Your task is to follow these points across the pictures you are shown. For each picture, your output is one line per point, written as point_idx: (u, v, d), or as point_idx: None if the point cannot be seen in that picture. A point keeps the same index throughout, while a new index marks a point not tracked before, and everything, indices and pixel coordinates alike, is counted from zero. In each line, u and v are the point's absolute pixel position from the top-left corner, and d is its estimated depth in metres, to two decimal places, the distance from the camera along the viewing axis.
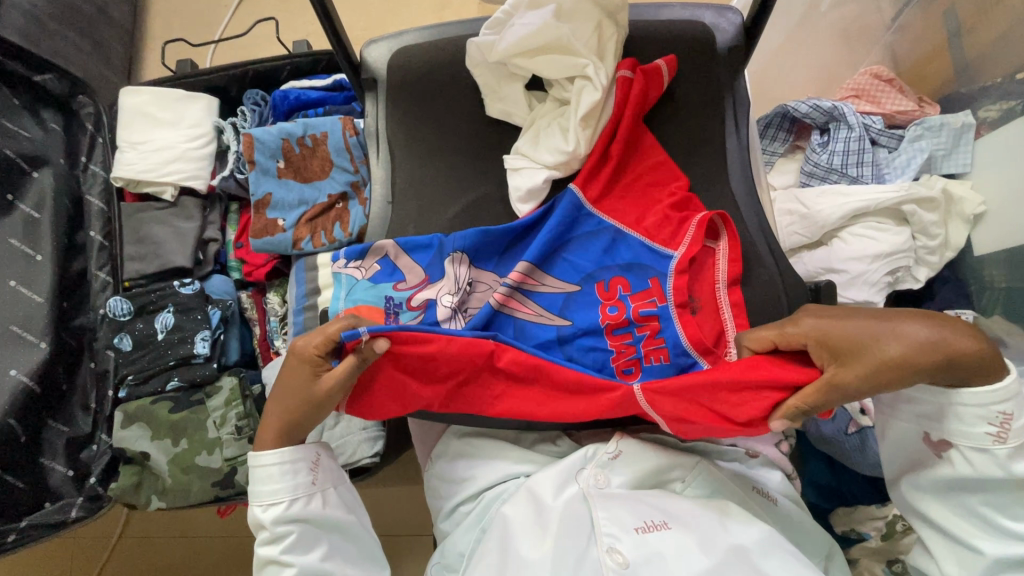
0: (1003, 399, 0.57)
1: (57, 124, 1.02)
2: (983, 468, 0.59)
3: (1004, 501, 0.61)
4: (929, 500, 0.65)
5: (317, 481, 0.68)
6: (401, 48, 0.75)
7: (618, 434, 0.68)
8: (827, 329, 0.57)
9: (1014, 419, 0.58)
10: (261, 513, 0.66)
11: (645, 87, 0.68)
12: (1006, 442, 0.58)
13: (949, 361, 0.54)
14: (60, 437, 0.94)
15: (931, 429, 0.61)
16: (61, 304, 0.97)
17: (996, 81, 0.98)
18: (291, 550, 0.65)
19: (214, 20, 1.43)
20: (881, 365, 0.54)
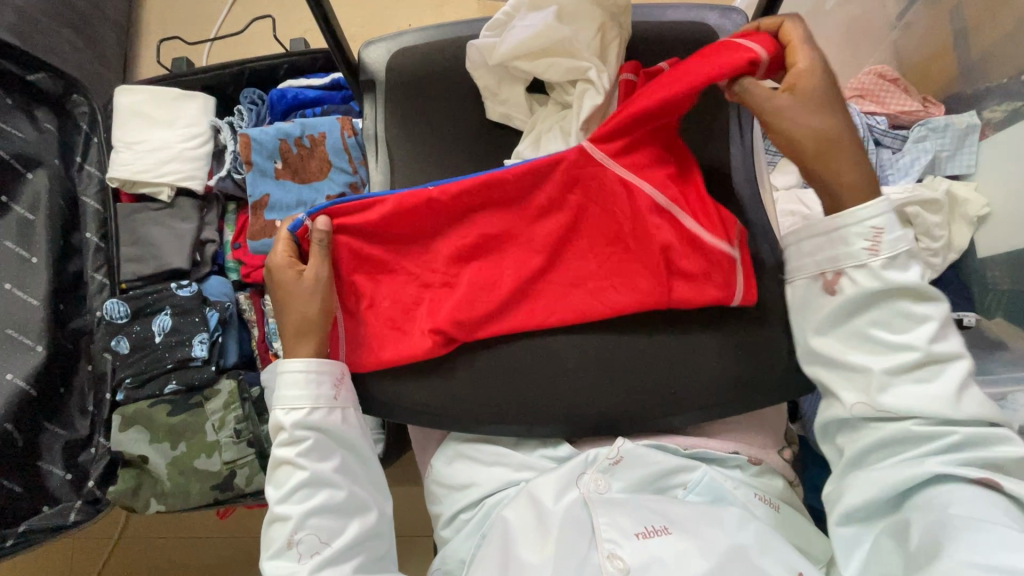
0: (879, 215, 0.57)
1: (51, 123, 1.01)
2: (862, 285, 0.58)
3: (884, 314, 0.58)
4: (818, 339, 0.62)
5: (339, 397, 0.67)
6: (400, 49, 0.74)
7: (620, 438, 0.65)
8: (811, 72, 0.60)
9: (889, 233, 0.57)
10: (283, 412, 0.65)
11: (650, 88, 0.66)
12: (881, 254, 0.57)
13: (825, 166, 0.60)
14: (57, 440, 0.94)
15: (823, 267, 0.61)
16: (57, 307, 0.97)
17: (1001, 81, 0.96)
18: (306, 455, 0.64)
19: (210, 16, 1.41)
20: (798, 114, 0.60)
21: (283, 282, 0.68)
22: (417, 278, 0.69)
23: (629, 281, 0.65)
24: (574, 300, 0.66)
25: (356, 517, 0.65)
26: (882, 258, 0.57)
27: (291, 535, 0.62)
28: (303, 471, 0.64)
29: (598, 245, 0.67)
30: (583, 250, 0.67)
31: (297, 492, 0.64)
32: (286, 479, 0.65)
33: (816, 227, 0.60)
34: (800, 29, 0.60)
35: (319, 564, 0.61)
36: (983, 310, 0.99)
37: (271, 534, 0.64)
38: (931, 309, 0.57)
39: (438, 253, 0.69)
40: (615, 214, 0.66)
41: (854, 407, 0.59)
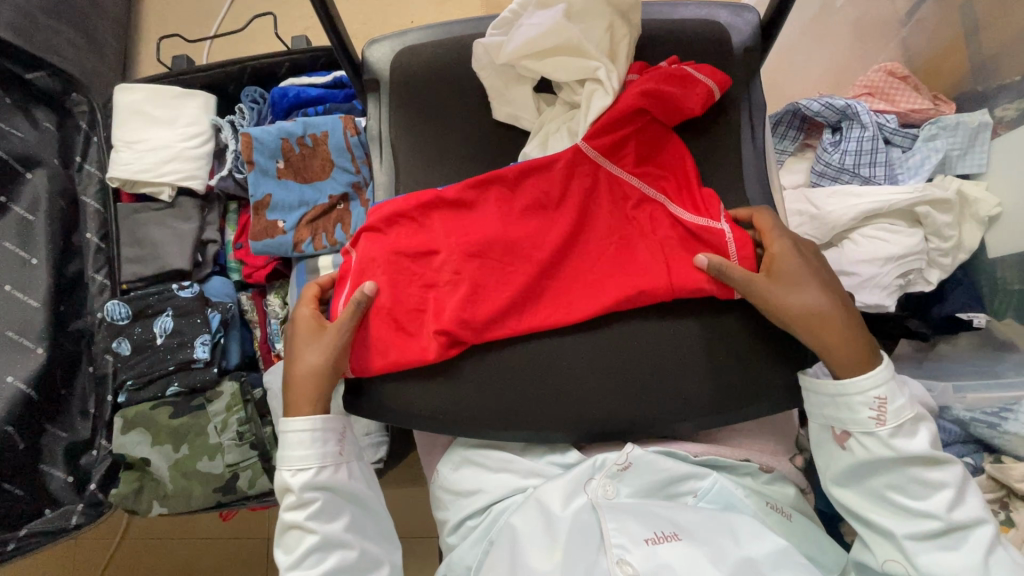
0: (876, 385, 0.59)
1: (50, 123, 1.00)
2: (874, 452, 0.59)
3: (901, 480, 0.60)
4: (840, 488, 0.64)
5: (344, 452, 0.66)
6: (404, 48, 0.72)
7: (630, 444, 0.64)
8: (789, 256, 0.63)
9: (891, 402, 0.59)
10: (287, 477, 0.64)
11: (684, 98, 0.64)
12: (886, 424, 0.59)
13: (818, 338, 0.61)
14: (58, 444, 0.93)
15: (833, 422, 0.62)
16: (58, 308, 0.96)
17: (1013, 80, 0.95)
18: (315, 518, 0.63)
19: (210, 13, 1.40)
20: (782, 294, 0.62)
21: (302, 343, 0.66)
22: (423, 278, 0.67)
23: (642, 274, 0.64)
24: (588, 295, 0.65)
25: (368, 574, 0.65)
26: (888, 428, 0.59)
27: None
28: (312, 535, 0.63)
29: (603, 240, 0.67)
30: (590, 244, 0.67)
31: (306, 557, 0.62)
32: (294, 543, 0.64)
33: (819, 388, 0.62)
34: (770, 218, 0.63)
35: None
36: (993, 311, 0.98)
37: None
38: (946, 474, 0.59)
39: (446, 251, 0.66)
40: (617, 206, 0.67)
41: (885, 563, 0.60)
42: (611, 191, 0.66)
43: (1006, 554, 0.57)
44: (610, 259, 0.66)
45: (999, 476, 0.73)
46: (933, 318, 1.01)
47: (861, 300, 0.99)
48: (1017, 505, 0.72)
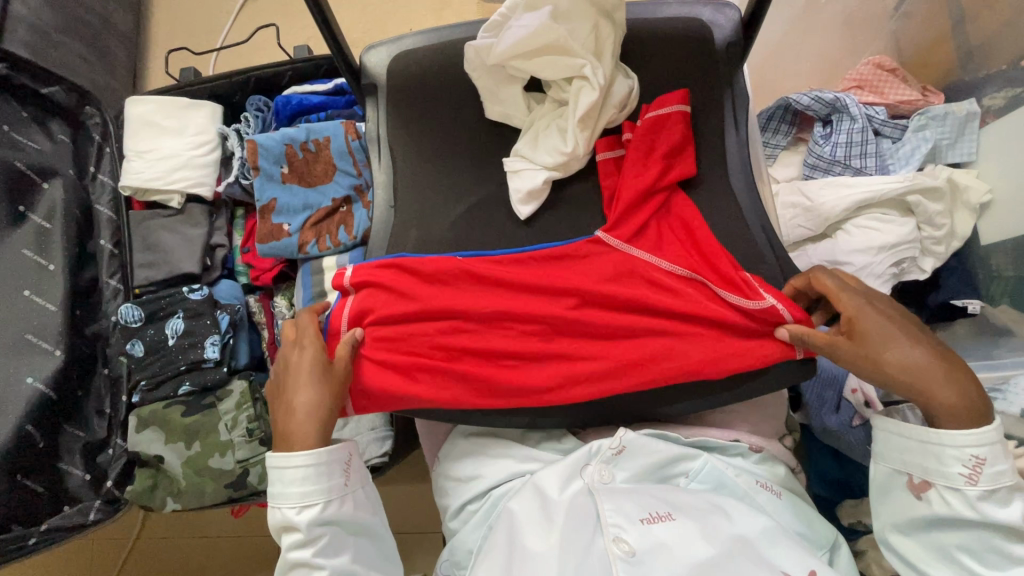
0: (980, 441, 0.58)
1: (65, 135, 1.05)
2: (955, 509, 0.60)
3: (975, 544, 0.60)
4: (904, 534, 0.64)
5: (349, 482, 0.65)
6: (399, 53, 0.75)
7: (622, 428, 0.66)
8: (867, 313, 0.61)
9: (989, 464, 0.58)
10: (290, 514, 0.62)
11: (664, 125, 0.68)
12: (978, 484, 0.59)
13: (922, 392, 0.59)
14: (77, 442, 0.96)
15: (912, 470, 0.62)
16: (74, 312, 1.00)
17: (1000, 68, 0.97)
18: (322, 554, 0.62)
19: (215, 26, 1.44)
20: (870, 354, 0.60)
21: (298, 372, 0.65)
22: (434, 342, 0.66)
23: (640, 352, 0.64)
24: (589, 368, 0.65)
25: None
26: (980, 488, 0.59)
27: None
28: (316, 572, 0.62)
29: (605, 314, 0.66)
30: (591, 312, 0.66)
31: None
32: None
33: (905, 433, 0.62)
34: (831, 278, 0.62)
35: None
36: (988, 297, 0.99)
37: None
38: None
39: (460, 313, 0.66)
40: (615, 277, 0.67)
41: None
42: (616, 266, 0.67)
43: None
44: (610, 334, 0.66)
45: None
46: (928, 306, 1.04)
47: None
48: None
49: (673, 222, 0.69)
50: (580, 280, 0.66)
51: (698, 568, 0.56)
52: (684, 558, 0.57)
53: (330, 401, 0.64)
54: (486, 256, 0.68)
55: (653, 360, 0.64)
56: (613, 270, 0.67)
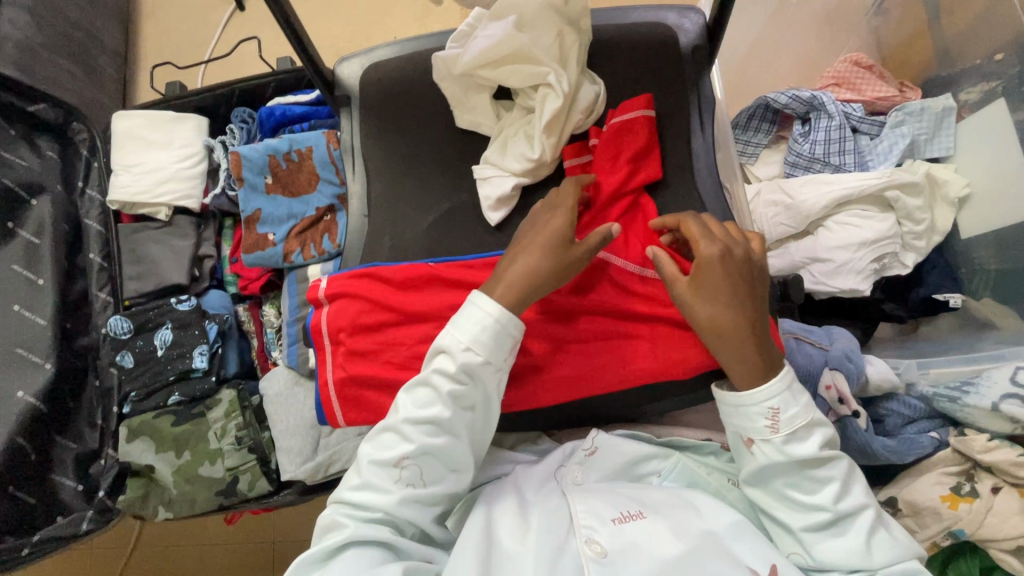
0: (771, 395, 0.58)
1: (53, 151, 1.07)
2: (771, 458, 0.59)
3: (795, 477, 0.59)
4: (747, 487, 0.62)
5: (505, 364, 0.63)
6: (371, 65, 0.76)
7: (595, 429, 0.69)
8: (716, 267, 0.59)
9: (784, 412, 0.59)
10: (454, 348, 0.61)
11: (630, 130, 0.69)
12: (780, 431, 0.59)
13: (718, 351, 0.60)
14: (69, 453, 0.98)
15: (735, 427, 0.61)
16: (64, 325, 1.01)
17: (975, 63, 0.98)
18: (455, 398, 0.61)
19: (203, 39, 1.46)
20: (697, 303, 0.60)
21: (546, 237, 0.63)
22: (407, 348, 0.68)
23: (611, 355, 0.66)
24: (561, 371, 0.67)
25: (454, 472, 0.63)
26: (782, 434, 0.59)
27: (400, 454, 0.61)
28: (441, 409, 0.61)
29: (574, 319, 0.68)
30: (563, 317, 0.68)
31: (425, 420, 0.61)
32: (423, 400, 0.62)
33: (725, 399, 0.61)
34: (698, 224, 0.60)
35: (410, 496, 0.60)
36: (970, 291, 0.99)
37: (378, 440, 0.62)
38: (834, 470, 0.58)
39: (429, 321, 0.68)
40: (582, 283, 0.68)
41: (789, 556, 0.60)
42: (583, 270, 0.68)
43: (889, 536, 0.57)
44: (583, 338, 0.67)
45: (964, 449, 0.76)
46: (910, 301, 1.02)
47: (835, 285, 1.01)
48: (980, 476, 0.75)
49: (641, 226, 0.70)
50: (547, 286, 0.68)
51: (669, 565, 0.57)
52: (654, 554, 0.58)
53: (550, 277, 0.62)
54: (456, 262, 0.70)
55: (622, 361, 0.66)
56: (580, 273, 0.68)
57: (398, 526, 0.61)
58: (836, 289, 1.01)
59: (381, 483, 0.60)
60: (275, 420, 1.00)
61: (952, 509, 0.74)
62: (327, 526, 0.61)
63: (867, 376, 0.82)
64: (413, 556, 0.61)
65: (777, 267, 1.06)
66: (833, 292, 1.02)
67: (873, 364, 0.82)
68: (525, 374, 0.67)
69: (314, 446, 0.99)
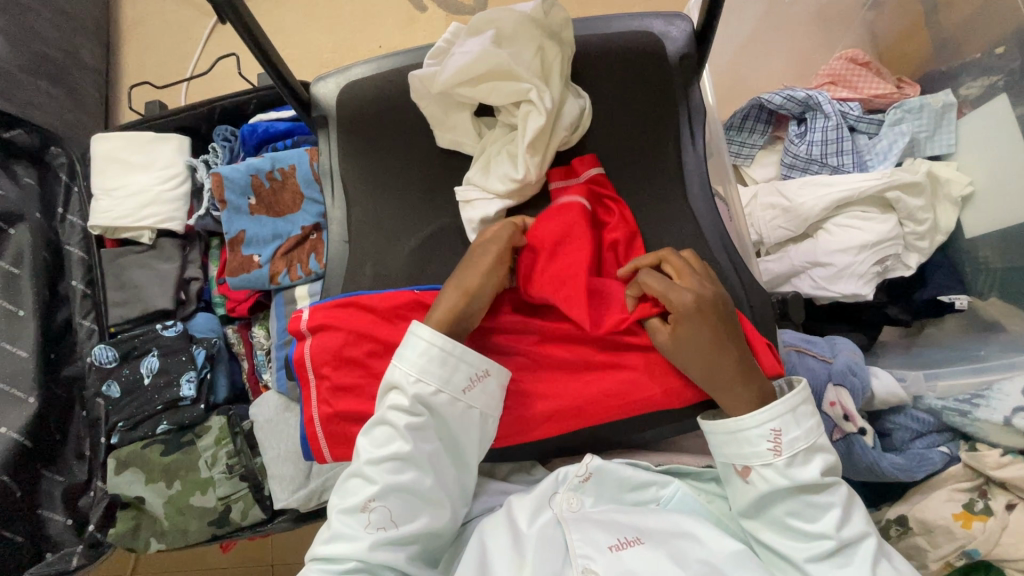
0: (772, 416, 0.57)
1: (31, 178, 1.04)
2: (773, 482, 0.57)
3: (796, 504, 0.57)
4: (745, 519, 0.60)
5: (467, 393, 0.61)
6: (348, 83, 0.73)
7: (589, 454, 0.65)
8: (694, 315, 0.58)
9: (786, 433, 0.57)
10: (404, 382, 0.60)
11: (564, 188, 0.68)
12: (782, 454, 0.57)
13: (713, 392, 0.60)
14: (56, 486, 0.96)
15: (733, 458, 0.60)
16: (47, 357, 0.99)
17: (975, 57, 0.95)
18: (414, 432, 0.60)
19: (185, 54, 1.43)
20: (684, 353, 0.59)
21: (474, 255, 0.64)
22: None
23: (604, 386, 0.64)
24: (555, 403, 0.65)
25: (428, 509, 0.60)
26: (785, 456, 0.57)
27: (367, 500, 0.58)
28: (400, 444, 0.59)
29: (564, 346, 0.66)
30: (554, 347, 0.66)
31: (387, 457, 0.59)
32: (382, 440, 0.60)
33: (716, 427, 0.60)
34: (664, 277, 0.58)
35: (383, 539, 0.57)
36: (976, 291, 0.96)
37: (344, 486, 0.60)
38: (834, 496, 0.57)
39: None
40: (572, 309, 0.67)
41: None
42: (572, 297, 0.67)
43: (893, 565, 0.55)
44: (574, 367, 0.65)
45: (975, 464, 0.75)
46: (914, 302, 0.99)
47: (836, 290, 0.98)
48: (994, 493, 0.73)
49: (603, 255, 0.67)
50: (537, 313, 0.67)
51: None
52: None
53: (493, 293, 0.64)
54: None
55: (615, 394, 0.63)
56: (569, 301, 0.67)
57: (376, 574, 0.57)
58: (837, 294, 0.98)
59: (352, 531, 0.58)
60: (266, 446, 0.97)
61: (965, 528, 0.72)
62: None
63: (873, 390, 0.79)
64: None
65: (775, 272, 1.03)
66: (834, 298, 0.99)
67: (878, 378, 0.80)
68: (516, 407, 0.65)
69: (306, 473, 0.96)
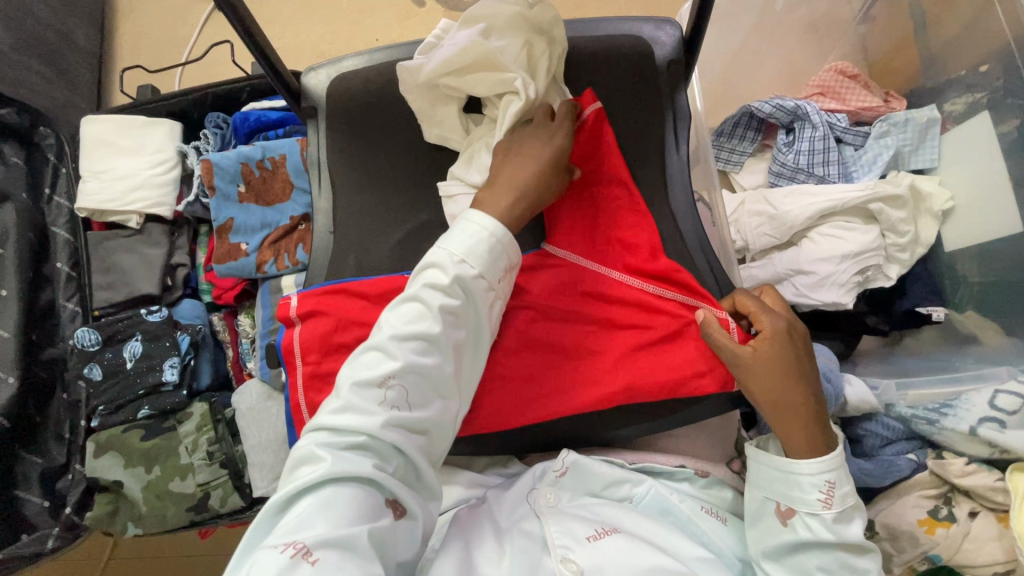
0: (829, 467, 0.57)
1: (18, 157, 1.03)
2: (816, 533, 0.57)
3: (832, 563, 0.57)
4: (766, 562, 0.59)
5: (496, 287, 0.61)
6: (339, 75, 0.74)
7: (565, 450, 0.66)
8: (780, 340, 0.59)
9: (838, 487, 0.57)
10: (447, 263, 0.59)
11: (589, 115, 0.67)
12: (833, 507, 0.57)
13: (781, 423, 0.59)
14: (34, 468, 0.96)
15: (778, 496, 0.59)
16: (29, 337, 0.98)
17: (960, 74, 0.97)
18: (446, 314, 0.58)
19: (180, 39, 1.43)
20: (765, 372, 0.58)
21: (538, 151, 0.63)
22: None
23: (583, 374, 0.65)
24: (539, 395, 0.66)
25: (440, 398, 0.59)
26: (834, 511, 0.57)
27: (384, 376, 0.56)
28: (430, 324, 0.58)
29: (551, 337, 0.67)
30: (541, 342, 0.66)
31: (413, 336, 0.57)
32: (410, 316, 0.58)
33: (771, 463, 0.60)
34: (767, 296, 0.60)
35: (396, 418, 0.55)
36: (954, 304, 0.97)
37: (361, 358, 0.57)
38: (871, 562, 0.57)
39: None
40: (566, 291, 0.67)
41: None
42: (562, 278, 0.68)
43: None
44: (557, 360, 0.66)
45: (941, 472, 0.77)
46: (895, 314, 0.99)
47: (817, 298, 0.99)
48: (958, 500, 0.76)
49: (613, 245, 0.68)
50: (535, 295, 0.67)
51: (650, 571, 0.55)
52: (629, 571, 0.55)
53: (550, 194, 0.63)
54: None
55: (594, 382, 0.64)
56: (564, 284, 0.68)
57: (380, 457, 0.55)
58: (818, 302, 0.99)
59: (365, 405, 0.55)
60: (247, 434, 0.98)
61: (929, 534, 0.75)
62: (301, 458, 0.54)
63: (846, 397, 0.81)
64: (390, 493, 0.54)
65: (758, 278, 1.04)
66: (816, 306, 1.00)
67: (852, 385, 0.81)
68: (496, 398, 0.66)
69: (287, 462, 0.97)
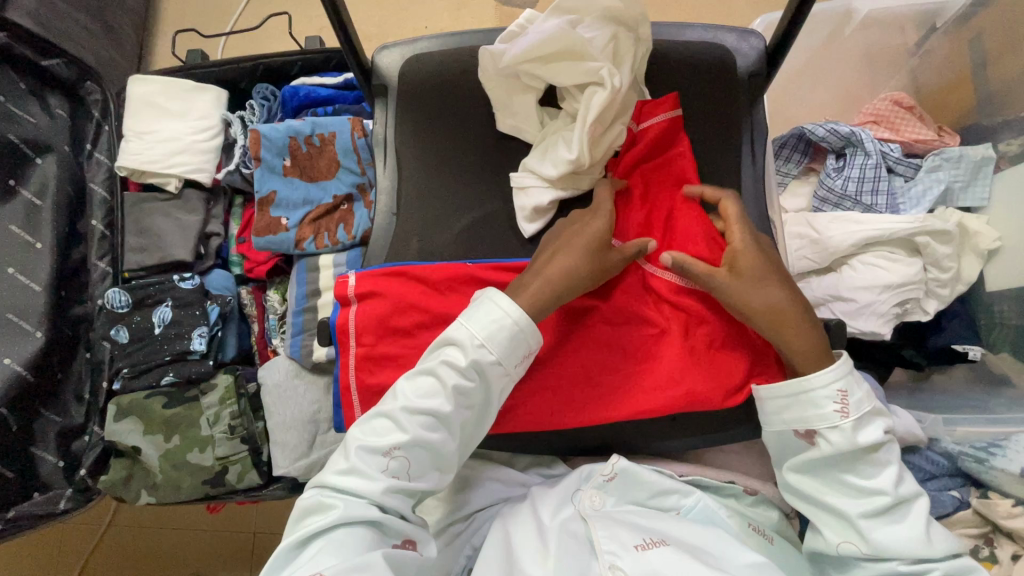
0: (836, 376, 0.59)
1: (63, 110, 1.02)
2: (840, 446, 0.58)
3: (851, 460, 0.59)
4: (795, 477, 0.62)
5: (514, 370, 0.59)
6: (413, 56, 0.73)
7: (615, 455, 0.64)
8: (751, 252, 0.62)
9: (851, 395, 0.59)
10: (467, 343, 0.57)
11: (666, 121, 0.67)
12: (850, 416, 0.58)
13: (776, 332, 0.61)
14: (52, 426, 0.94)
15: (796, 422, 0.61)
16: (59, 293, 0.97)
17: (1018, 115, 0.96)
18: (460, 395, 0.57)
19: (227, 9, 1.41)
20: (744, 290, 0.61)
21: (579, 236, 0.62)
22: None
23: (640, 380, 0.64)
24: (593, 397, 0.65)
25: (441, 470, 0.58)
26: (851, 420, 0.59)
27: (390, 446, 0.55)
28: (442, 401, 0.56)
29: (610, 339, 0.66)
30: (601, 343, 0.66)
31: (424, 411, 0.56)
32: (424, 390, 0.57)
33: (776, 392, 0.61)
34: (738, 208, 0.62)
35: (397, 487, 0.55)
36: (990, 344, 0.97)
37: (371, 424, 0.57)
38: (889, 454, 0.59)
39: None
40: (630, 292, 0.66)
41: (840, 545, 0.59)
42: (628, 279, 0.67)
43: (939, 525, 0.58)
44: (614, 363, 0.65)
45: (986, 511, 0.77)
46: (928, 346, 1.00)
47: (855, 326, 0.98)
48: (1001, 542, 0.77)
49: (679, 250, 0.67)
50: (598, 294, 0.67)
51: None
52: None
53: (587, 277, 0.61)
54: (497, 265, 0.67)
55: (651, 389, 0.63)
56: (629, 286, 0.66)
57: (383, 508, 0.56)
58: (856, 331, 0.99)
59: (368, 470, 0.55)
60: (271, 411, 0.96)
61: None
62: (309, 507, 0.55)
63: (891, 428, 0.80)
64: (399, 536, 0.56)
65: None
66: (854, 334, 1.00)
67: (898, 416, 0.80)
68: (551, 396, 0.66)
69: (309, 443, 0.96)
